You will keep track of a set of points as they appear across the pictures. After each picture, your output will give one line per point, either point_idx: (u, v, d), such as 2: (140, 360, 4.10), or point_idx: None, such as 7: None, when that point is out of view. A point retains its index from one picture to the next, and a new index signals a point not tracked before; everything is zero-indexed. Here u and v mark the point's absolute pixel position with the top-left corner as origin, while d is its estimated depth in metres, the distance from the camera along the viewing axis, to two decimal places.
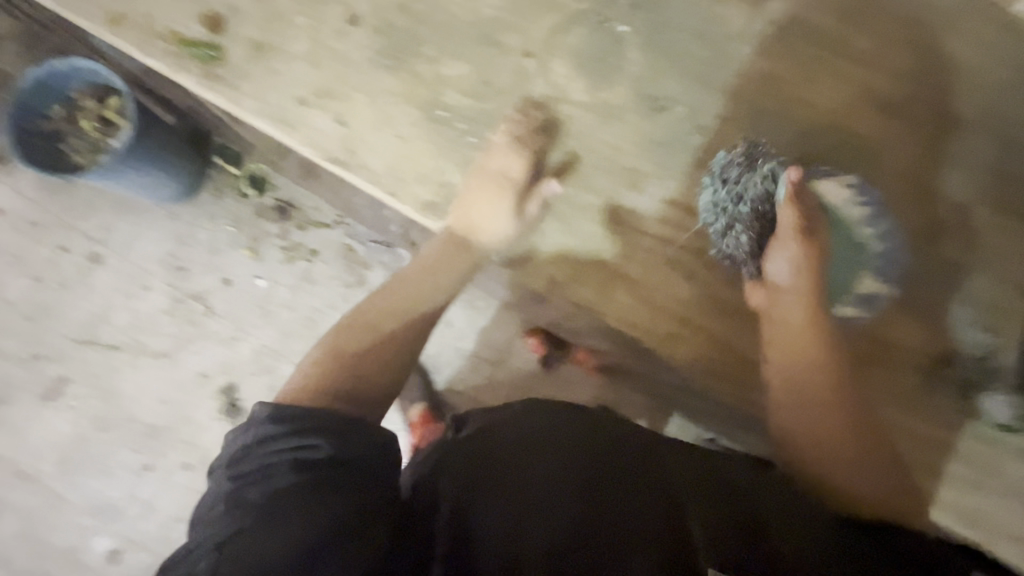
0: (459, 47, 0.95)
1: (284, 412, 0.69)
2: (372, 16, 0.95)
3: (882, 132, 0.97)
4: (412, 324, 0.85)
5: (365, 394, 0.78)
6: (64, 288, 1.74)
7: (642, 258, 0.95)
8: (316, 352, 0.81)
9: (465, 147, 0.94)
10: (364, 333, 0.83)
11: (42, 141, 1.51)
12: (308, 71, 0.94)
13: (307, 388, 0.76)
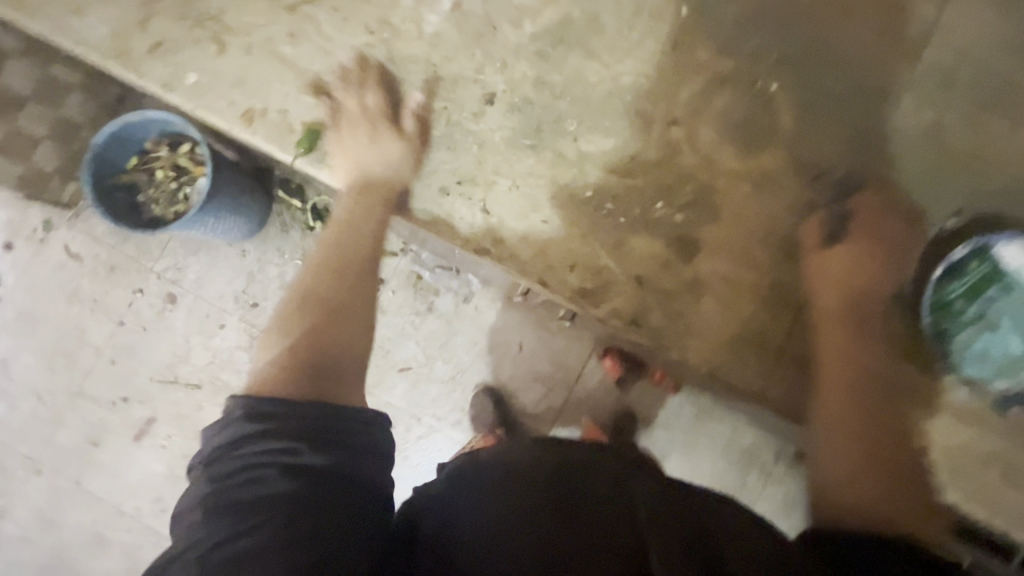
0: (600, 121, 0.90)
1: (265, 408, 0.64)
2: (508, 92, 0.90)
3: (836, 123, 0.91)
4: (336, 279, 0.79)
5: (334, 377, 0.71)
6: (146, 332, 1.67)
7: (721, 290, 0.89)
8: (284, 339, 0.75)
9: (615, 229, 0.89)
10: (312, 320, 0.76)
11: (129, 199, 1.49)
12: (447, 157, 0.90)
13: (289, 371, 0.70)
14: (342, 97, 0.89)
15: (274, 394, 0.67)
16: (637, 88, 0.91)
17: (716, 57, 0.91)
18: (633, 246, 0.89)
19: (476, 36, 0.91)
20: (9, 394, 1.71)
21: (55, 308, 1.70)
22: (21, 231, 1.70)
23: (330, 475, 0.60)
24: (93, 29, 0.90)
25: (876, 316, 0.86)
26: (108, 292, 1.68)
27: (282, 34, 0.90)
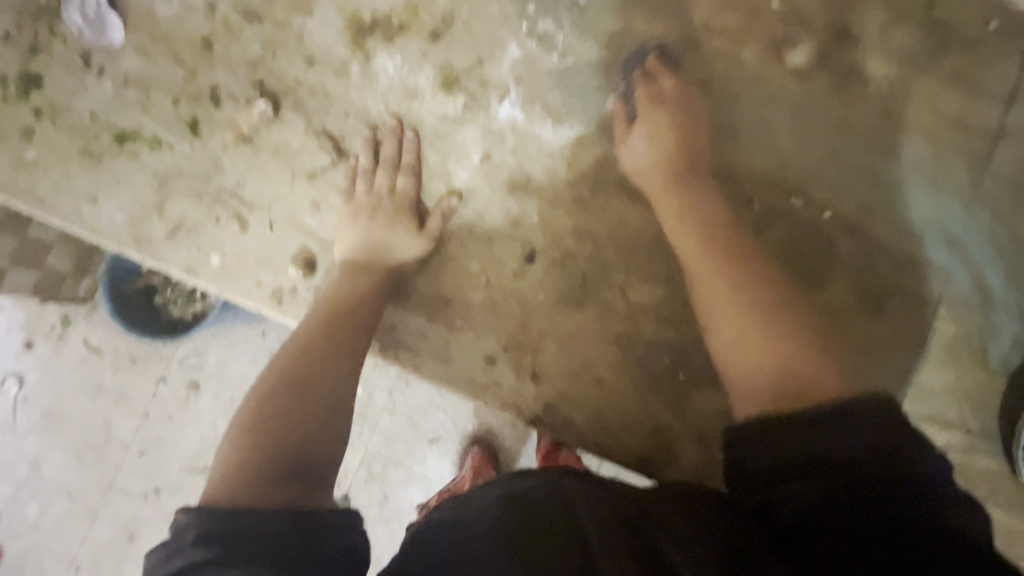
0: (649, 268, 0.84)
1: (214, 528, 0.51)
2: (548, 245, 0.85)
3: (780, 155, 0.86)
4: (324, 361, 0.72)
5: (316, 478, 0.61)
6: (173, 422, 1.53)
7: None
8: (250, 431, 0.64)
9: (676, 384, 0.83)
10: (284, 406, 0.66)
11: (143, 300, 1.45)
12: (490, 322, 0.84)
13: (257, 468, 0.59)
14: (373, 255, 0.82)
15: (248, 490, 0.56)
16: (687, 228, 0.85)
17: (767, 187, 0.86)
18: (698, 404, 0.83)
19: (509, 188, 0.85)
20: (39, 495, 1.56)
21: (79, 405, 1.55)
22: (38, 327, 1.54)
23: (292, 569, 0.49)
24: (111, 217, 0.86)
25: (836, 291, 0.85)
26: (133, 383, 1.54)
27: (303, 203, 0.85)
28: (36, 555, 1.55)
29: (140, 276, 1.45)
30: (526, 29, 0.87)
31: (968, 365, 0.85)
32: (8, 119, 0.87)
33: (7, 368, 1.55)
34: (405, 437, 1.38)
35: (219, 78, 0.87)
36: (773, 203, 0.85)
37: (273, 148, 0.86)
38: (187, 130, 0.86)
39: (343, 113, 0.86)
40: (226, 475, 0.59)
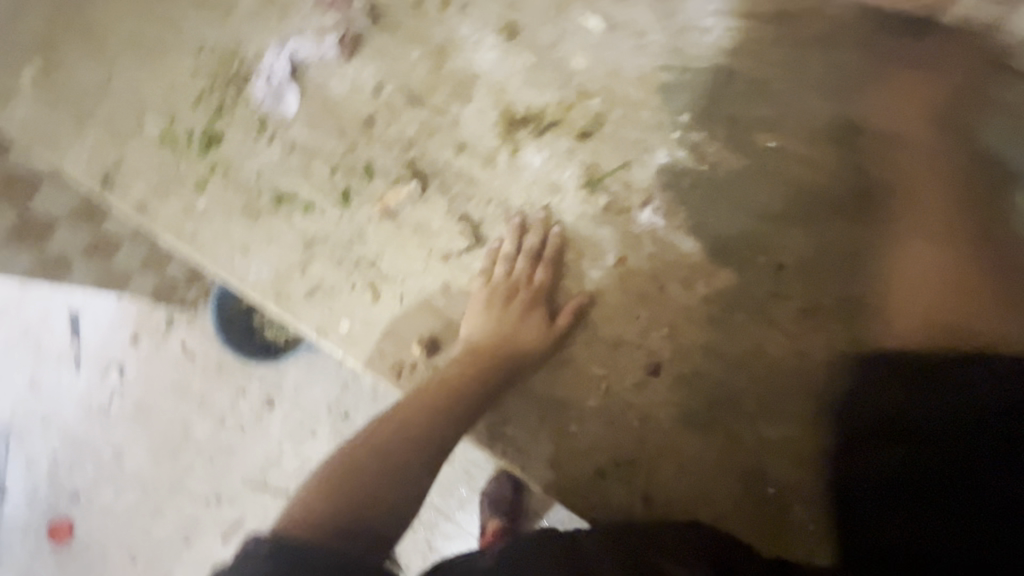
0: (787, 404, 0.78)
1: (284, 552, 0.50)
2: (675, 361, 0.81)
3: (905, 175, 0.80)
4: (416, 434, 0.68)
5: (375, 541, 0.58)
6: (244, 434, 1.55)
7: None
8: (331, 473, 0.62)
9: (800, 533, 0.76)
10: (367, 466, 0.63)
11: (242, 320, 1.53)
12: (605, 433, 0.81)
13: (329, 517, 0.57)
14: (497, 339, 0.79)
15: (315, 530, 0.55)
16: (833, 367, 0.78)
17: (943, 241, 0.77)
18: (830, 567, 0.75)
19: (640, 295, 0.83)
20: (117, 481, 1.58)
21: (166, 404, 1.59)
22: (146, 325, 1.58)
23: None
24: (258, 270, 0.92)
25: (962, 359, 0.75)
26: (216, 390, 1.57)
27: (435, 283, 0.87)
28: (103, 540, 1.57)
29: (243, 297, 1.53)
30: (677, 137, 0.86)
31: None
32: (187, 169, 0.96)
33: (112, 356, 1.60)
34: (460, 492, 1.37)
35: (375, 154, 0.92)
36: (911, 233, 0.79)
37: (414, 225, 0.89)
38: (339, 200, 0.92)
39: (485, 201, 0.88)
40: (294, 512, 0.58)
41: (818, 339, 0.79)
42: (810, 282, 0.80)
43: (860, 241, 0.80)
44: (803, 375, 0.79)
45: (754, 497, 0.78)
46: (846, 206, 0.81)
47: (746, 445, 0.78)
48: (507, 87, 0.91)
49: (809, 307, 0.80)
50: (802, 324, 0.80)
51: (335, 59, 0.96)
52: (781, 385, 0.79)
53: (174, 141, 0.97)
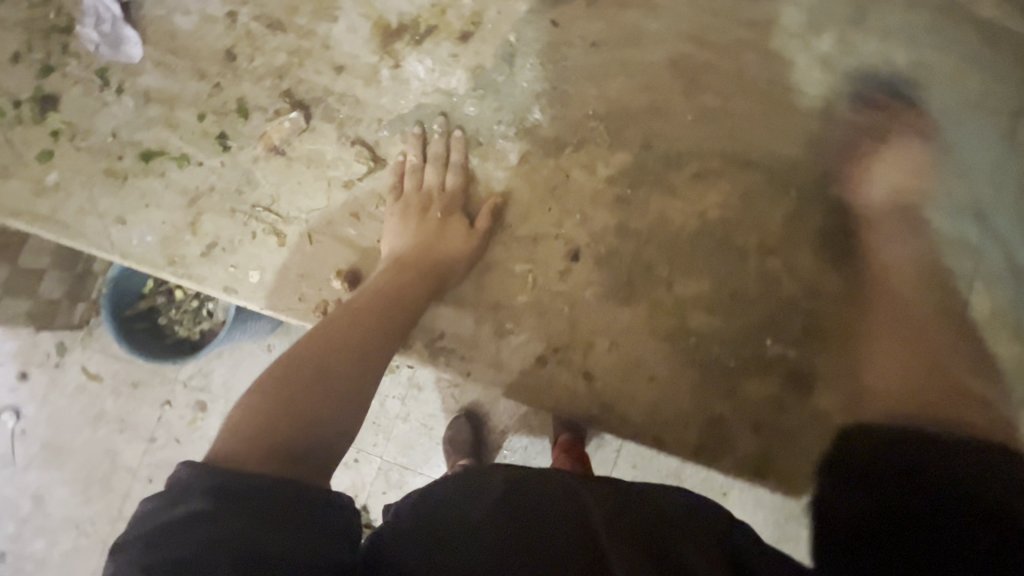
0: (694, 259, 0.85)
1: (227, 486, 0.45)
2: (592, 244, 0.85)
3: (761, 36, 0.87)
4: (347, 354, 0.66)
5: (321, 463, 0.56)
6: (180, 444, 1.42)
7: (796, 397, 0.82)
8: (263, 396, 0.58)
9: (726, 372, 0.83)
10: (302, 387, 0.60)
11: (141, 322, 1.33)
12: (539, 323, 0.84)
13: (267, 440, 0.53)
14: (417, 249, 0.79)
15: (254, 455, 0.51)
16: (726, 217, 0.85)
17: (795, 95, 0.87)
18: (780, 420, 0.82)
19: (548, 188, 0.85)
20: (46, 530, 1.43)
21: (80, 435, 1.44)
22: (31, 357, 1.44)
23: (286, 534, 0.44)
24: (141, 239, 0.83)
25: (830, 193, 0.86)
26: (136, 407, 1.44)
27: (342, 214, 0.83)
28: None
29: (141, 298, 1.35)
30: (556, 27, 0.86)
31: (1001, 347, 0.84)
32: (24, 143, 0.84)
33: (2, 400, 1.44)
34: (421, 445, 1.34)
35: (245, 90, 0.85)
36: (774, 89, 0.87)
37: (307, 158, 0.84)
38: (216, 146, 0.84)
39: (376, 120, 0.85)
40: (224, 442, 0.53)
41: (714, 198, 0.85)
42: (699, 146, 0.86)
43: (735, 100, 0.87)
44: (704, 232, 0.85)
45: (681, 350, 0.83)
46: (717, 71, 0.87)
47: (667, 304, 0.84)
48: None
49: (702, 171, 0.86)
50: (697, 186, 0.86)
51: None
52: (688, 245, 0.85)
53: None
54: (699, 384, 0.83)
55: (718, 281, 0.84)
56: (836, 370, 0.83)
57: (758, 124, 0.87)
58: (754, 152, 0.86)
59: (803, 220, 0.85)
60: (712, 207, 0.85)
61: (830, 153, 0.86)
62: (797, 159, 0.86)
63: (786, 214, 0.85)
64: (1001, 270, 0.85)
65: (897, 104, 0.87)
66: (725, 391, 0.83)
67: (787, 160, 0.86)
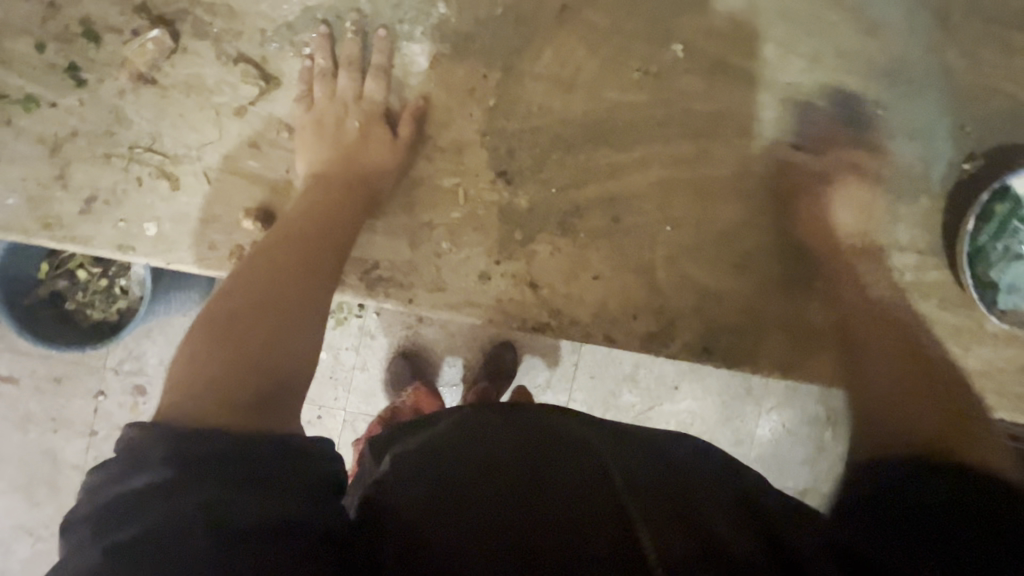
0: (626, 151, 0.82)
1: (187, 450, 0.41)
2: (521, 148, 0.80)
3: None
4: (291, 289, 0.61)
5: (289, 403, 0.52)
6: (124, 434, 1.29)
7: (737, 275, 0.85)
8: (211, 342, 0.53)
9: (666, 261, 0.84)
10: (244, 330, 0.55)
11: (46, 314, 1.13)
12: (477, 238, 0.80)
13: (223, 389, 0.49)
14: (339, 168, 0.73)
15: (213, 402, 0.47)
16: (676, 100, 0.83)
17: None
18: (721, 299, 0.85)
19: (468, 91, 0.78)
20: None
21: (7, 443, 1.28)
22: None
23: (257, 494, 0.40)
24: (1, 203, 0.71)
25: (753, 69, 0.85)
26: (67, 404, 1.29)
27: (239, 145, 0.74)
28: None
29: (39, 283, 1.15)
30: None
31: (912, 203, 0.88)
32: None
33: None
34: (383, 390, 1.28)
35: (89, 8, 0.71)
36: None
37: (184, 85, 0.73)
38: (67, 81, 0.71)
39: (259, 31, 0.74)
40: (170, 398, 0.48)
41: (641, 86, 0.82)
42: (620, 31, 0.82)
43: None
44: (633, 123, 0.82)
45: (623, 244, 0.83)
46: None
47: (605, 202, 0.82)
48: None
49: (627, 58, 0.82)
50: (623, 73, 0.82)
51: None
52: (620, 137, 0.82)
53: None
54: (644, 275, 0.83)
55: (655, 169, 0.83)
56: (772, 242, 0.86)
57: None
58: (680, 31, 0.83)
59: (730, 97, 0.84)
60: (640, 94, 0.82)
61: (752, 26, 0.84)
62: (720, 34, 0.83)
63: (714, 93, 0.84)
64: (911, 128, 0.87)
65: None
66: (667, 279, 0.84)
67: (710, 38, 0.83)
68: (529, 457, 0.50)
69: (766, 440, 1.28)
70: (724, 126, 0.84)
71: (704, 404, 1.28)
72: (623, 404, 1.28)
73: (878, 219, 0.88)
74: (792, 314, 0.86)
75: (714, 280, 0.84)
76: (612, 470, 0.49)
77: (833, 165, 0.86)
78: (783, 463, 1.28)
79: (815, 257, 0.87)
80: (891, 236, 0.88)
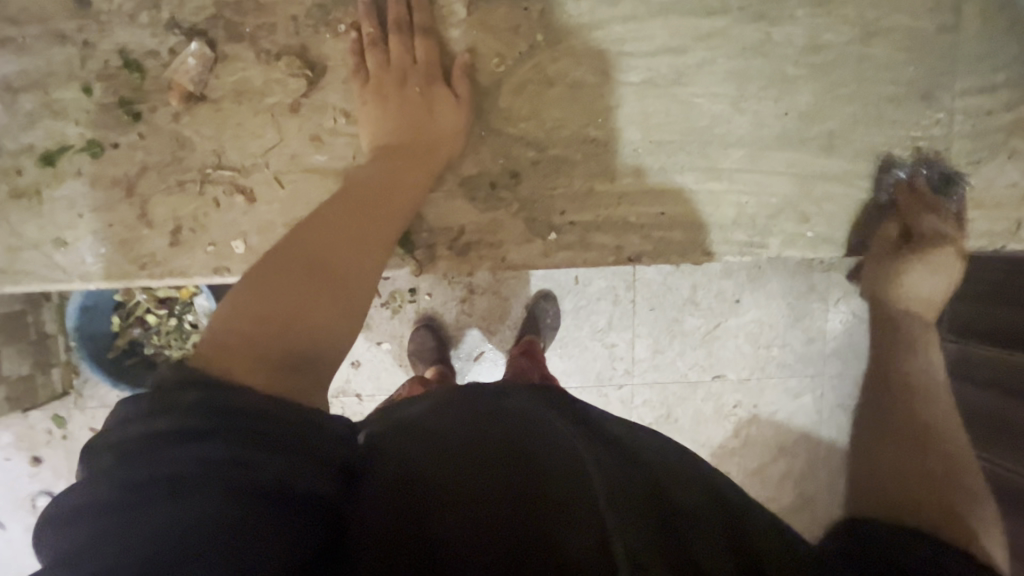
0: (684, 56, 0.78)
1: (206, 400, 0.39)
2: (577, 79, 0.76)
3: None
4: (335, 246, 0.59)
5: (322, 374, 0.51)
6: None
7: (825, 159, 0.81)
8: (256, 286, 0.53)
9: (749, 161, 0.80)
10: (291, 279, 0.54)
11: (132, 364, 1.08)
12: (556, 182, 0.78)
13: (259, 347, 0.48)
14: (408, 140, 0.71)
15: (247, 357, 0.46)
16: None
17: None
18: (818, 185, 0.81)
19: (512, 32, 0.75)
20: None
21: None
22: (31, 440, 1.15)
23: (270, 454, 0.38)
24: (95, 254, 0.72)
25: None
26: None
27: (302, 142, 0.73)
28: None
29: (115, 336, 1.08)
30: None
31: (999, 35, 0.80)
32: None
33: (29, 489, 1.17)
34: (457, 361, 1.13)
35: (122, 37, 0.69)
36: None
37: (234, 93, 0.71)
38: (123, 116, 0.70)
39: (291, 19, 0.71)
40: (220, 332, 0.49)
41: None
42: None
43: None
44: (687, 23, 0.77)
45: (703, 153, 0.79)
46: None
47: (672, 115, 0.78)
48: None
49: None
50: None
51: None
52: (677, 43, 0.77)
53: None
54: (731, 179, 0.80)
55: (722, 66, 0.78)
56: (858, 113, 0.81)
57: None
58: None
59: None
60: None
61: None
62: None
63: None
64: None
65: None
66: (756, 178, 0.80)
67: None
68: (541, 457, 0.44)
69: (841, 335, 1.11)
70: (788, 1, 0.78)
71: (771, 312, 1.10)
72: (689, 330, 1.10)
73: (968, 63, 0.81)
74: (890, 184, 0.82)
75: (805, 167, 0.81)
76: (587, 460, 0.45)
77: (909, 13, 0.79)
78: (864, 353, 1.11)
79: (906, 119, 0.81)
80: (984, 79, 0.81)
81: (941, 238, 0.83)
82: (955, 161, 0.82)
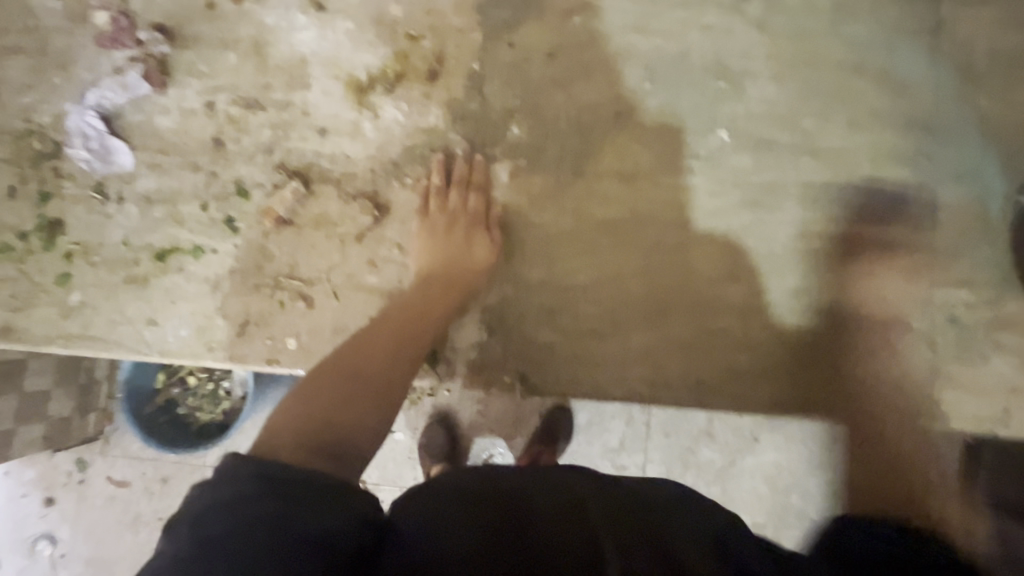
0: (687, 228, 0.92)
1: (260, 469, 0.47)
2: (595, 237, 0.91)
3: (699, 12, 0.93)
4: (376, 358, 0.72)
5: (353, 462, 0.59)
6: None
7: (812, 329, 0.91)
8: (307, 390, 0.64)
9: (740, 321, 0.91)
10: (335, 386, 0.65)
11: (164, 419, 1.18)
12: (569, 320, 0.90)
13: (305, 437, 0.57)
14: (447, 274, 0.85)
15: (294, 444, 0.55)
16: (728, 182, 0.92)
17: (745, 56, 0.93)
18: (805, 351, 0.91)
19: (544, 195, 0.91)
20: None
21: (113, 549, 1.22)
22: (55, 479, 1.24)
23: (314, 512, 0.45)
24: (175, 334, 0.86)
25: (796, 141, 0.92)
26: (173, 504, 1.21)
27: (361, 265, 0.88)
28: None
29: (156, 392, 1.20)
30: (511, 49, 0.91)
31: (973, 242, 0.90)
32: (40, 269, 0.88)
33: (33, 530, 1.25)
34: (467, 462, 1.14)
35: (241, 171, 0.89)
36: (728, 56, 0.93)
37: (315, 221, 0.88)
38: (225, 230, 0.88)
39: (370, 170, 0.90)
40: (274, 426, 0.58)
41: (693, 171, 0.92)
42: (668, 126, 0.92)
43: (693, 78, 0.92)
44: (691, 202, 0.92)
45: (700, 308, 0.91)
46: (668, 51, 0.92)
47: (674, 274, 0.91)
48: (340, 57, 0.90)
49: (677, 148, 0.92)
50: (676, 162, 0.92)
51: (149, 94, 0.89)
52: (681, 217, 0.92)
53: (8, 249, 0.88)
54: (724, 336, 0.90)
55: (719, 238, 0.91)
56: (842, 291, 0.91)
57: (719, 90, 0.93)
58: (726, 119, 0.92)
59: (779, 168, 0.92)
60: (694, 178, 0.92)
61: (788, 103, 0.92)
62: (760, 117, 0.92)
63: (763, 167, 0.92)
64: (958, 169, 0.91)
65: (837, 43, 0.92)
66: (748, 337, 0.90)
67: (751, 119, 0.92)
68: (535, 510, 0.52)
69: None
70: (779, 195, 0.92)
71: None
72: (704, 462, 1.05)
73: (944, 261, 0.91)
74: (871, 359, 0.91)
75: (792, 333, 0.91)
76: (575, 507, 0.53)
77: (890, 214, 0.91)
78: None
79: (887, 305, 0.91)
80: (961, 276, 0.90)
81: (923, 416, 0.91)
82: (934, 348, 0.90)
